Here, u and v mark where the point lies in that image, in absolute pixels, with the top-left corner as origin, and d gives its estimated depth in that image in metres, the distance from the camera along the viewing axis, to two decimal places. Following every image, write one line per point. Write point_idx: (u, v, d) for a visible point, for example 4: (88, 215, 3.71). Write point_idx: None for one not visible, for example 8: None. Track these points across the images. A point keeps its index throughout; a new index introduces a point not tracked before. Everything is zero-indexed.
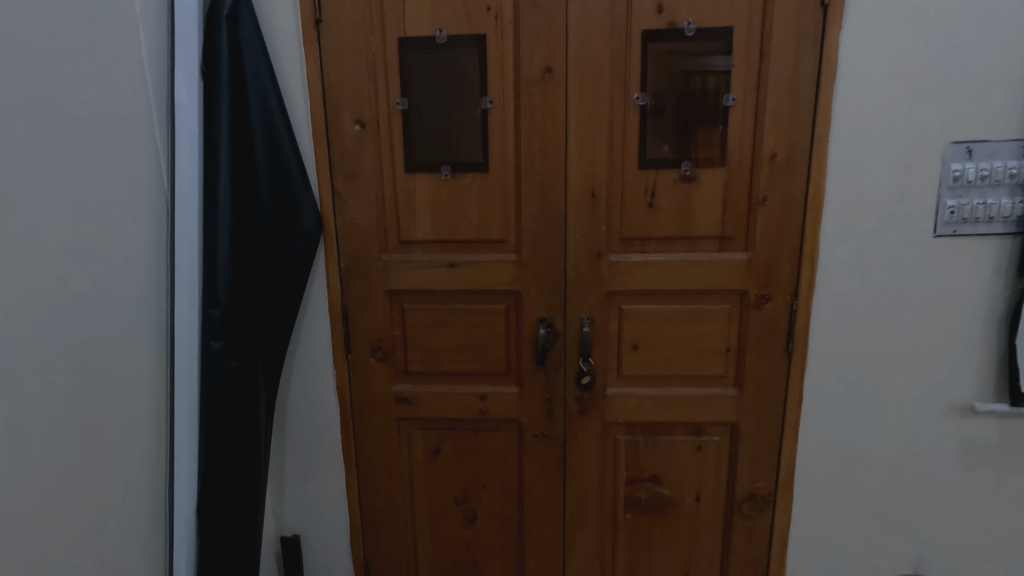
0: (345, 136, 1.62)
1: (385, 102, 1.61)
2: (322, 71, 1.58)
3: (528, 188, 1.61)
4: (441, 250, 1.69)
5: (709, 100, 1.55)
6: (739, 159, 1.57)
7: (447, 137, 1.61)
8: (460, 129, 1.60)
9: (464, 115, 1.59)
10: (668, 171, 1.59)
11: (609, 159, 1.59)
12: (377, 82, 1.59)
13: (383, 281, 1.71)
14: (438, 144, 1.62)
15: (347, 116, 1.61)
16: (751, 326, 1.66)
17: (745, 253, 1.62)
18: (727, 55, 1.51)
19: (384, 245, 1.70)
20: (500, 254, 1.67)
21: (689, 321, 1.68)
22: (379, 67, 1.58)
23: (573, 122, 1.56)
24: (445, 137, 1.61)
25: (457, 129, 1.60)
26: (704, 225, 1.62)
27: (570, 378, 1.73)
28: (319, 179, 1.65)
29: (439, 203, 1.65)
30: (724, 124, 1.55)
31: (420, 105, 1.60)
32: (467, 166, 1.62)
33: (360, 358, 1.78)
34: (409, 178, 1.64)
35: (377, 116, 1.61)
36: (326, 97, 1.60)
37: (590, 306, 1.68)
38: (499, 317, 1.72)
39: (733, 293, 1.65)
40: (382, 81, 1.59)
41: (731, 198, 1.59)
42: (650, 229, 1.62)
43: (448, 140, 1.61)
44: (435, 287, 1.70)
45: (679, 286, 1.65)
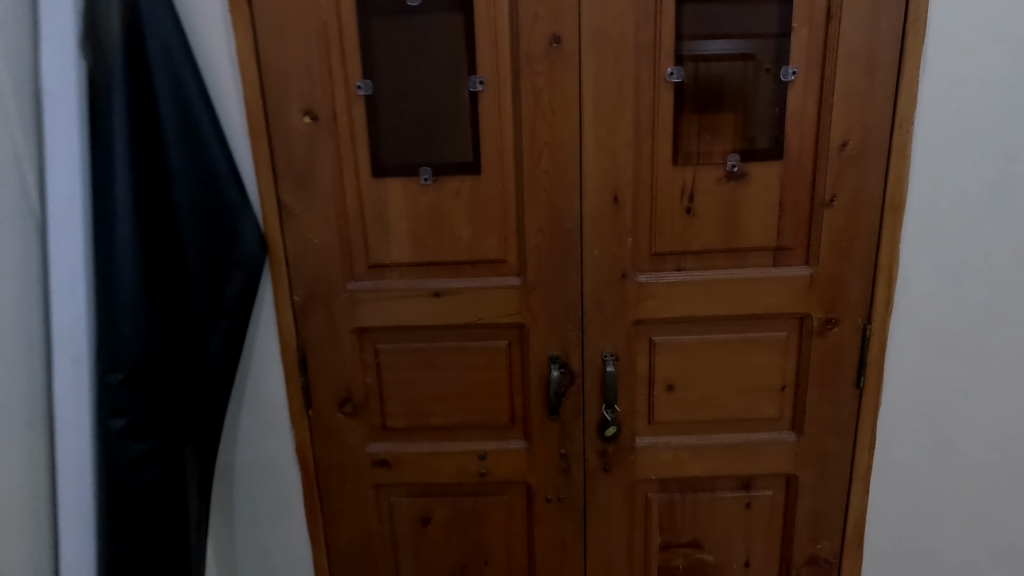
0: (292, 132, 1.24)
1: (342, 85, 1.23)
2: (257, 46, 1.20)
3: (533, 194, 1.25)
4: (422, 275, 1.32)
5: (743, 75, 1.23)
6: (800, 150, 1.24)
7: (425, 130, 1.25)
8: (441, 120, 1.24)
9: (443, 101, 1.23)
10: (710, 167, 1.25)
11: (635, 153, 1.24)
12: (331, 59, 1.21)
13: (349, 316, 1.34)
14: (413, 140, 1.25)
15: (293, 105, 1.23)
16: (813, 357, 1.33)
17: (806, 267, 1.30)
18: (721, 38, 1.21)
19: (349, 271, 1.33)
20: (498, 278, 1.31)
21: (737, 354, 1.35)
22: (333, 39, 1.20)
23: (589, 106, 1.21)
24: (423, 130, 1.25)
25: (437, 120, 1.24)
26: (755, 234, 1.28)
27: (589, 428, 1.39)
28: (260, 188, 1.27)
29: (419, 215, 1.29)
30: (764, 105, 1.23)
31: (390, 88, 1.23)
32: (453, 167, 1.26)
33: (324, 412, 1.41)
34: (378, 184, 1.27)
35: (333, 104, 1.23)
36: (265, 81, 1.22)
37: (614, 339, 1.33)
38: (499, 358, 1.36)
39: (792, 317, 1.32)
40: (338, 58, 1.21)
41: (789, 199, 1.26)
42: (688, 241, 1.28)
43: (425, 134, 1.25)
44: (417, 322, 1.33)
45: (725, 311, 1.31)
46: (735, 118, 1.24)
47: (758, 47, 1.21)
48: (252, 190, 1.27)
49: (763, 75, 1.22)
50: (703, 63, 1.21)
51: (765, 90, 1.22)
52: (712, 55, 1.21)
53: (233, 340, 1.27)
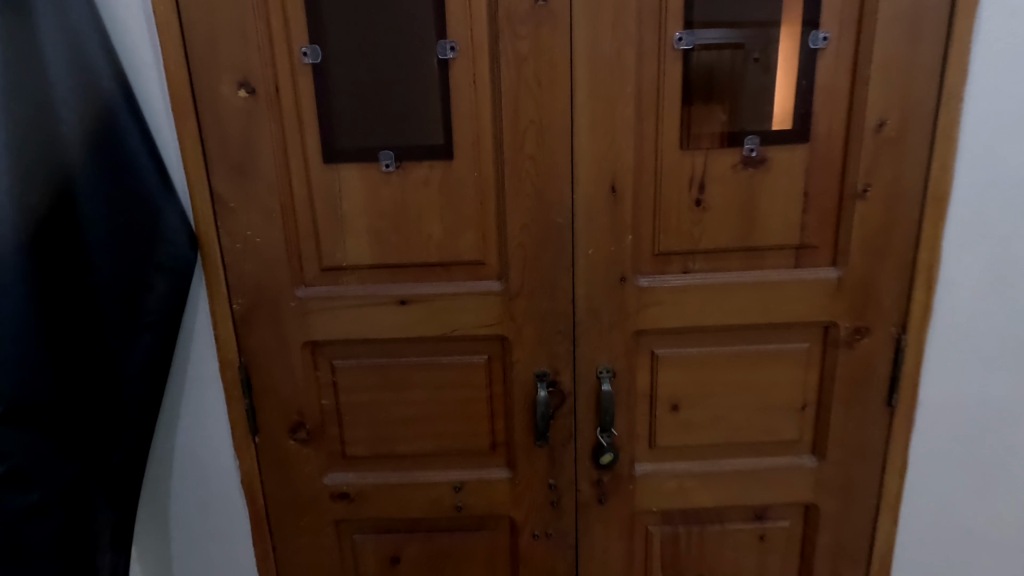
0: (225, 107, 1.03)
1: (285, 51, 1.01)
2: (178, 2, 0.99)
3: (516, 182, 1.06)
4: (385, 280, 1.12)
5: (731, 65, 1.04)
6: (830, 131, 1.05)
7: (384, 109, 1.04)
8: (403, 97, 1.03)
9: (405, 76, 1.02)
10: (725, 152, 1.06)
11: (637, 135, 1.05)
12: (270, 18, 1.00)
13: (300, 328, 1.14)
14: (371, 119, 1.04)
15: (225, 74, 1.02)
16: (839, 371, 1.16)
17: (833, 268, 1.11)
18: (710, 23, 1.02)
19: (299, 274, 1.12)
20: (475, 284, 1.11)
21: (752, 368, 1.17)
22: None
23: (582, 78, 1.02)
24: (382, 108, 1.04)
25: (398, 98, 1.03)
26: (775, 231, 1.10)
27: (582, 454, 1.20)
28: (188, 175, 1.05)
29: (381, 209, 1.08)
30: (756, 98, 1.05)
31: (343, 55, 1.02)
32: (420, 151, 1.06)
33: (273, 440, 1.20)
34: (331, 171, 1.07)
35: (274, 74, 1.02)
36: (189, 44, 1.00)
37: (611, 352, 1.15)
38: (476, 375, 1.17)
39: (816, 325, 1.14)
40: (279, 17, 1.00)
41: (815, 190, 1.08)
42: (697, 239, 1.10)
43: (384, 113, 1.04)
44: (380, 335, 1.14)
45: (739, 320, 1.13)
46: (740, 105, 1.05)
47: (750, 30, 1.02)
48: (179, 181, 1.06)
49: (750, 67, 1.04)
50: (714, 35, 1.02)
51: (778, 74, 1.04)
52: (735, 18, 1.02)
53: (157, 359, 1.06)
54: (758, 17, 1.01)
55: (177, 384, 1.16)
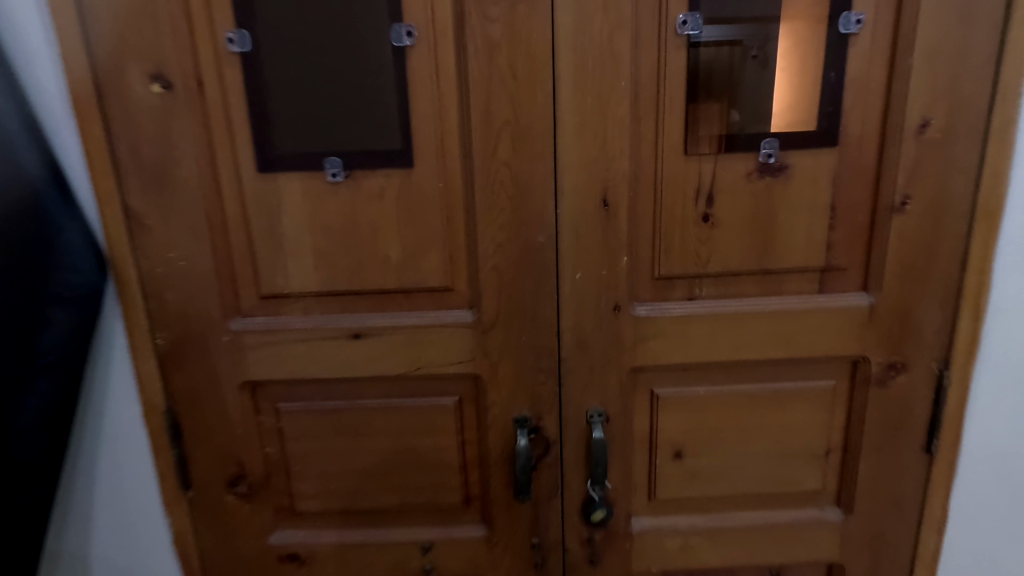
0: (135, 104, 0.85)
1: (207, 36, 0.84)
2: None
3: (489, 194, 0.88)
4: (336, 310, 0.95)
5: (726, 61, 0.86)
6: (862, 133, 0.88)
7: (327, 107, 0.86)
8: (349, 91, 0.85)
9: (351, 66, 0.85)
10: (738, 157, 0.89)
11: (633, 138, 0.88)
12: None
13: (236, 366, 0.96)
14: (313, 119, 0.87)
15: (135, 64, 0.84)
16: (870, 413, 0.99)
17: (864, 294, 0.95)
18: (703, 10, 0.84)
19: (233, 303, 0.94)
20: (442, 314, 0.94)
21: (769, 410, 1.00)
22: None
23: (567, 69, 0.84)
24: (325, 105, 0.86)
25: (343, 92, 0.86)
26: (796, 250, 0.93)
27: (570, 509, 1.03)
28: (93, 186, 0.88)
29: (328, 226, 0.91)
30: (754, 102, 0.87)
31: (277, 40, 0.84)
32: (373, 157, 0.88)
33: (208, 495, 1.03)
34: (267, 181, 0.89)
35: (195, 64, 0.85)
36: (89, 27, 0.83)
37: (603, 393, 0.97)
38: (445, 420, 0.99)
39: (843, 360, 0.97)
40: None
41: (844, 202, 0.91)
42: (704, 260, 0.93)
43: (328, 112, 0.86)
44: (330, 374, 0.96)
45: (753, 355, 0.96)
46: (751, 105, 0.87)
47: (750, 20, 0.85)
48: (83, 193, 0.89)
49: (748, 64, 0.86)
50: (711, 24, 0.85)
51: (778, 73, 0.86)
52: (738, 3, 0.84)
53: (57, 405, 0.90)
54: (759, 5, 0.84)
55: (91, 431, 0.99)
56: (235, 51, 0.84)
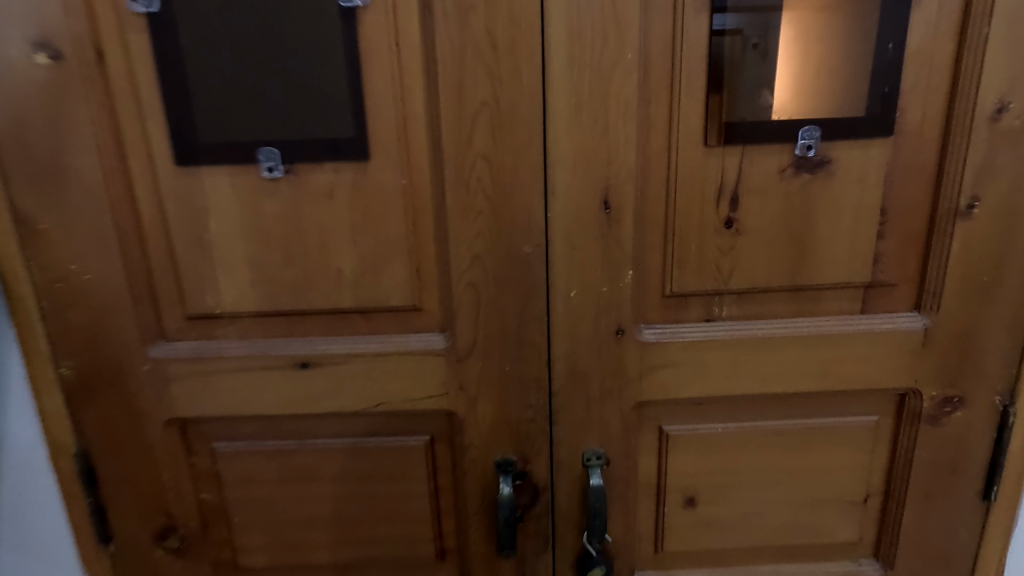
0: (18, 79, 0.68)
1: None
2: None
3: (463, 194, 0.72)
4: (280, 333, 0.79)
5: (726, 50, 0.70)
6: (921, 120, 0.72)
7: (258, 84, 0.69)
8: (285, 65, 0.68)
9: (287, 33, 0.67)
10: (770, 149, 0.72)
11: (641, 126, 0.71)
12: None
13: (159, 401, 0.80)
14: (242, 99, 0.69)
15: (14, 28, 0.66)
16: (919, 455, 0.83)
17: (916, 315, 0.79)
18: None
19: (154, 325, 0.78)
20: (408, 339, 0.78)
21: (798, 450, 0.84)
22: None
23: (559, 38, 0.67)
24: (256, 82, 0.69)
25: (277, 67, 0.68)
26: (835, 264, 0.76)
27: (563, 565, 0.87)
28: None
29: (267, 233, 0.74)
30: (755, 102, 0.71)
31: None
32: (319, 148, 0.71)
33: (133, 550, 0.86)
34: (190, 177, 0.72)
35: (92, 29, 0.67)
36: None
37: (602, 432, 0.81)
38: (413, 463, 0.83)
39: (888, 393, 0.82)
40: None
41: (896, 205, 0.75)
42: (725, 275, 0.76)
43: (259, 90, 0.69)
44: (273, 411, 0.80)
45: (781, 388, 0.80)
46: (788, 84, 0.70)
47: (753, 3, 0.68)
48: None
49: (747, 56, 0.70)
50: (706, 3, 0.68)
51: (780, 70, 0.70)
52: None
53: None
54: None
55: None
56: (142, 13, 0.67)
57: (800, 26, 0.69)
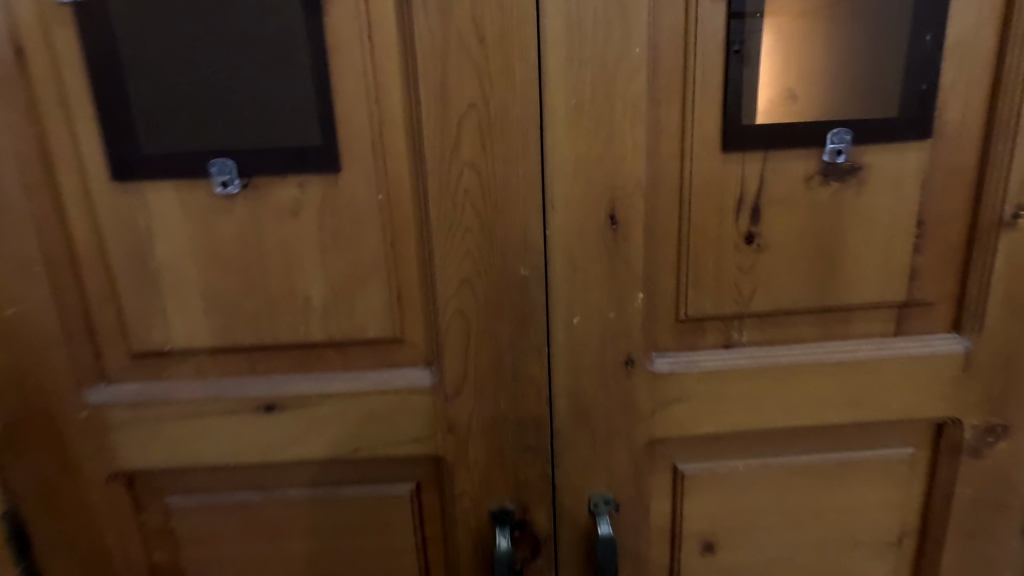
0: None
1: None
2: None
3: (448, 210, 0.62)
4: (240, 371, 0.68)
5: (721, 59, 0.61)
6: (961, 120, 0.64)
7: (207, 84, 0.59)
8: (239, 62, 0.59)
9: (240, 26, 0.58)
10: (795, 154, 0.64)
11: (650, 129, 0.63)
12: None
13: (100, 451, 0.69)
14: (188, 102, 0.60)
15: None
16: (960, 490, 0.75)
17: (956, 336, 0.71)
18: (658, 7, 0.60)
19: (91, 365, 0.67)
20: (388, 375, 0.68)
21: (826, 487, 0.76)
22: None
23: (557, 29, 0.59)
24: (204, 81, 0.59)
25: (229, 64, 0.59)
26: (867, 281, 0.68)
27: None
28: None
29: (222, 257, 0.64)
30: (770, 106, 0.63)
31: None
32: (280, 160, 0.61)
33: None
34: (129, 194, 0.62)
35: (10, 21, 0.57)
36: None
37: (610, 475, 0.72)
38: (396, 514, 0.73)
39: (925, 422, 0.74)
40: None
41: (932, 216, 0.67)
42: (746, 296, 0.68)
43: (208, 91, 0.59)
44: (234, 459, 0.70)
45: (809, 420, 0.72)
46: (812, 84, 0.62)
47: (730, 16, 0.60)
48: None
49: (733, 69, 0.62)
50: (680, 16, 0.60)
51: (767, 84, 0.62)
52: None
53: None
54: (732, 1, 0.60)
55: None
56: (68, 2, 0.57)
57: (828, 16, 0.61)
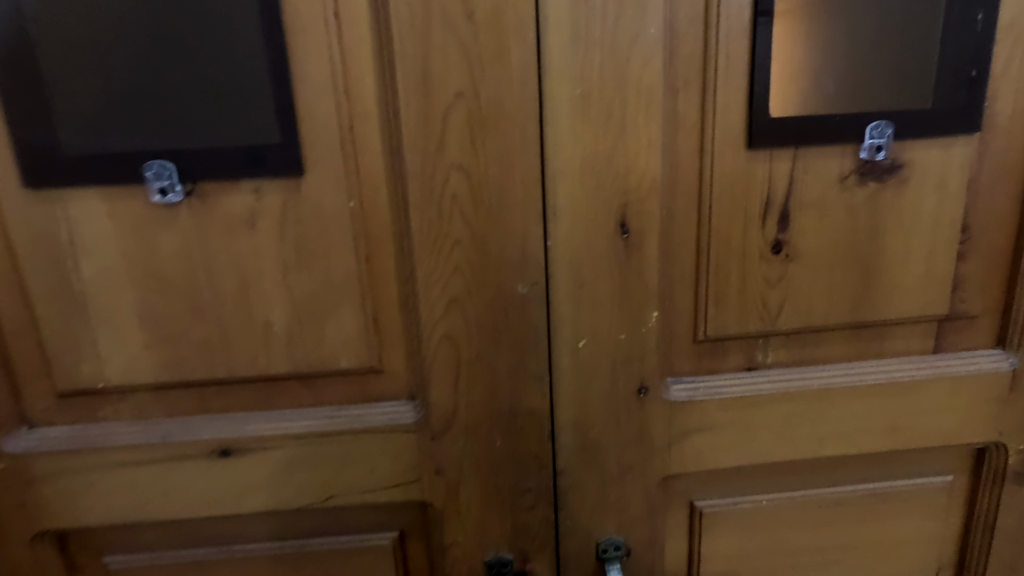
0: None
1: None
2: None
3: (433, 219, 0.53)
4: (190, 410, 0.58)
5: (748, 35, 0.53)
6: (1013, 111, 0.57)
7: (140, 70, 0.49)
8: (177, 46, 0.49)
9: (177, 1, 0.48)
10: (829, 151, 0.56)
11: (666, 123, 0.54)
12: None
13: (22, 508, 0.58)
14: (116, 93, 0.49)
15: None
16: (1002, 521, 0.68)
17: (1001, 352, 0.64)
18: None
19: (10, 407, 0.56)
20: (365, 411, 0.58)
21: (858, 521, 0.68)
22: None
23: (559, 5, 0.50)
24: (135, 69, 0.49)
25: (166, 48, 0.49)
26: (907, 294, 0.61)
27: None
28: None
29: (164, 277, 0.54)
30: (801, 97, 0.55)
31: None
32: (232, 164, 0.51)
33: None
34: (47, 203, 0.52)
35: None
36: None
37: (621, 516, 0.63)
38: (377, 568, 0.64)
39: (965, 448, 0.66)
40: None
41: (979, 220, 0.60)
42: (772, 313, 0.60)
43: (142, 79, 0.49)
44: (185, 511, 0.60)
45: (841, 449, 0.64)
46: (850, 71, 0.54)
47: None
48: None
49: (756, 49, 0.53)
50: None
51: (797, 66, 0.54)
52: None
53: None
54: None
55: None
56: None
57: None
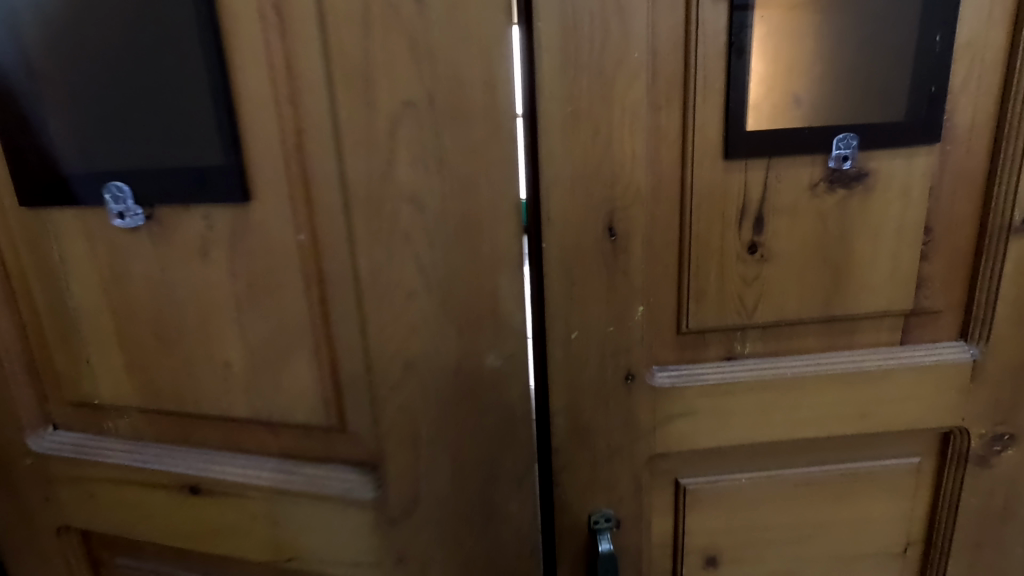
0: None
1: None
2: None
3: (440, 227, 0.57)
4: (174, 438, 0.68)
5: (724, 56, 0.58)
6: (972, 123, 0.62)
7: (97, 108, 0.56)
8: (128, 87, 0.55)
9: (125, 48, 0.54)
10: (800, 161, 0.62)
11: (648, 137, 0.60)
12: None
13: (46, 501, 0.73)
14: (80, 126, 0.57)
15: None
16: (967, 499, 0.73)
17: (964, 344, 0.69)
18: (654, 17, 0.57)
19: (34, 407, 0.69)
20: (324, 472, 0.65)
21: (830, 500, 0.74)
22: None
23: (551, 33, 0.55)
24: (95, 107, 0.56)
25: (119, 89, 0.55)
26: (873, 291, 0.66)
27: None
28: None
29: (138, 304, 0.63)
30: (774, 111, 0.60)
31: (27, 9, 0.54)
32: (180, 196, 0.57)
33: None
34: (46, 237, 0.62)
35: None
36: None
37: (611, 492, 0.70)
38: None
39: (932, 432, 0.72)
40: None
41: (941, 223, 0.65)
42: (749, 308, 0.66)
43: (99, 115, 0.56)
44: (167, 523, 0.71)
45: (811, 435, 0.70)
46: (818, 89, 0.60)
47: (732, 21, 0.57)
48: None
49: (735, 65, 0.58)
50: (679, 20, 0.57)
51: (772, 81, 0.59)
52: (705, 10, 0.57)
53: None
54: (728, 14, 0.57)
55: None
56: None
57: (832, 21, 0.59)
